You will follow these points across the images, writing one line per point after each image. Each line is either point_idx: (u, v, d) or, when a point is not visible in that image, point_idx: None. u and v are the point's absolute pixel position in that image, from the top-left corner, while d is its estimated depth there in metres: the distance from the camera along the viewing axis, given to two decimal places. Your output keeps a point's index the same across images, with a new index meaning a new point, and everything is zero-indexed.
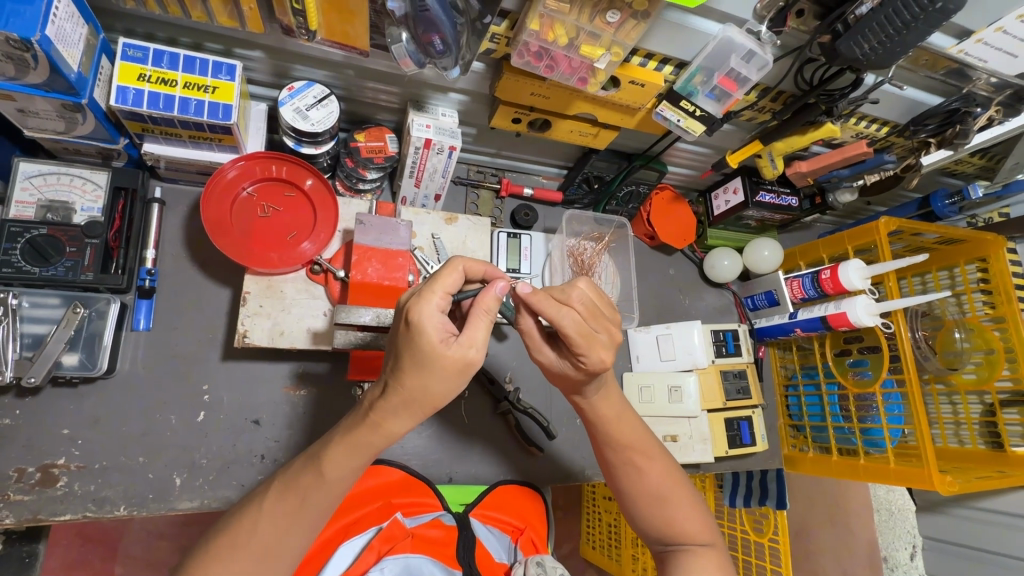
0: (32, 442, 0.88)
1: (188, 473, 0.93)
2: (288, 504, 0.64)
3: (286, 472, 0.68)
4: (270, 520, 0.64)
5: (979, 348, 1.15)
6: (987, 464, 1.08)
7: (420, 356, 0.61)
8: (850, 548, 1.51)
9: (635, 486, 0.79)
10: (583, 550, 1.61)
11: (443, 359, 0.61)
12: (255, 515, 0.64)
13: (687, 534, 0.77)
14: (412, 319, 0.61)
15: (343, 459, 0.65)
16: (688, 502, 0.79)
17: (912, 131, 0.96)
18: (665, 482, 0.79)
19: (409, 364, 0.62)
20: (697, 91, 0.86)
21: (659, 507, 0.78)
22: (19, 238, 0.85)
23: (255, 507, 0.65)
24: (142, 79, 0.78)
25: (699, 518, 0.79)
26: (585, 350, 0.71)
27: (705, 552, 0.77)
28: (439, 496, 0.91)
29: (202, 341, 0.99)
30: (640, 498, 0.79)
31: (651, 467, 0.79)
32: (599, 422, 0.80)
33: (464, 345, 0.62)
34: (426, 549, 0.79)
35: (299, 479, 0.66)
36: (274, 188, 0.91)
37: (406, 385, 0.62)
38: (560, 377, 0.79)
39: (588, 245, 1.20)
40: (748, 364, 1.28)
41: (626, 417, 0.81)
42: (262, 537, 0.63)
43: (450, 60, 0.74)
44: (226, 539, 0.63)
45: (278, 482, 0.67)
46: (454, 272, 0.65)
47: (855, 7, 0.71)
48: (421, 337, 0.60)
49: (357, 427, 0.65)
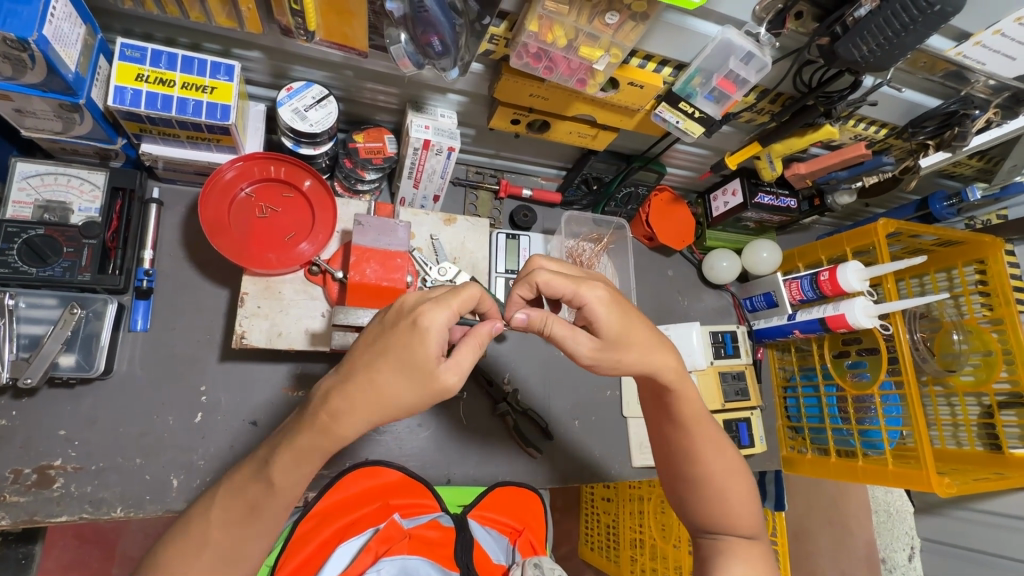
0: (28, 443, 0.88)
1: (185, 474, 0.93)
2: (235, 513, 0.63)
3: (235, 473, 0.66)
4: (221, 529, 0.63)
5: (976, 350, 1.15)
6: (984, 465, 1.09)
7: (410, 364, 0.60)
8: (846, 547, 1.47)
9: (696, 471, 0.78)
10: (582, 552, 1.60)
11: (428, 373, 0.60)
12: (204, 526, 0.63)
13: (737, 526, 0.78)
14: (420, 322, 0.60)
15: (289, 466, 0.61)
16: (745, 497, 0.79)
17: (911, 133, 0.96)
18: (727, 470, 0.79)
19: (392, 363, 0.60)
20: (695, 93, 0.86)
21: (716, 495, 0.78)
22: (16, 238, 0.85)
23: (202, 518, 0.64)
24: (140, 80, 0.78)
25: (751, 512, 0.79)
26: (574, 287, 0.72)
27: (750, 546, 0.78)
28: (437, 497, 0.89)
29: (200, 343, 0.98)
30: (701, 485, 0.78)
31: (715, 454, 0.78)
32: (672, 389, 0.76)
33: (453, 371, 0.61)
34: (423, 550, 0.82)
35: (246, 486, 0.63)
36: (273, 189, 0.91)
37: (376, 384, 0.60)
38: (590, 367, 0.71)
39: (587, 246, 1.19)
40: (747, 365, 1.27)
41: (695, 393, 0.78)
42: (217, 545, 0.62)
43: (449, 61, 0.74)
44: (177, 552, 0.62)
45: (225, 489, 0.65)
46: (475, 294, 0.66)
47: (854, 10, 0.70)
48: (421, 345, 0.60)
49: (308, 429, 0.61)
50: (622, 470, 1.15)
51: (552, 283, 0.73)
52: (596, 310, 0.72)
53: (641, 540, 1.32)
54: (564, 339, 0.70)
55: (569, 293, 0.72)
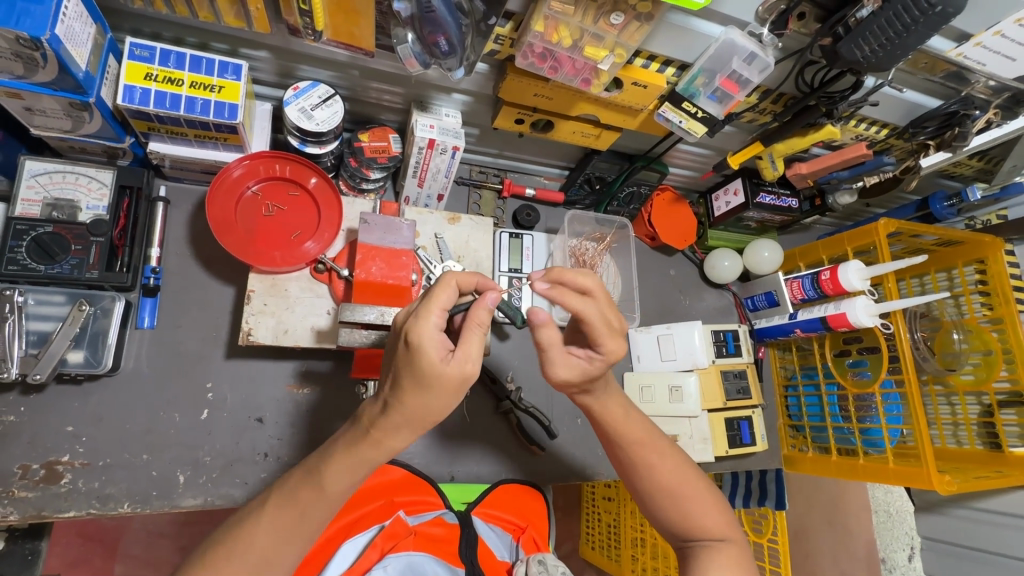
0: (36, 439, 0.88)
1: (191, 471, 0.93)
2: (286, 518, 0.64)
3: (283, 483, 0.68)
4: (268, 531, 0.63)
5: (976, 349, 1.16)
6: (986, 464, 1.09)
7: (422, 377, 0.61)
8: (846, 545, 1.49)
9: (645, 484, 0.79)
10: (583, 550, 1.61)
11: (442, 377, 0.61)
12: (254, 527, 0.64)
13: (701, 528, 0.77)
14: (411, 340, 0.61)
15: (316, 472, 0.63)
16: (702, 497, 0.78)
17: (912, 133, 0.97)
18: (675, 475, 0.79)
19: (409, 384, 0.62)
20: (698, 93, 0.87)
21: (670, 502, 0.78)
22: (25, 236, 0.86)
23: (249, 518, 0.65)
24: (149, 79, 0.79)
25: (713, 510, 0.78)
26: (604, 337, 0.72)
27: (722, 547, 0.75)
28: (440, 494, 0.92)
29: (205, 340, 0.99)
30: (654, 493, 0.79)
31: (660, 461, 0.79)
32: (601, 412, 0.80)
33: (462, 362, 0.62)
34: (428, 547, 0.80)
35: (290, 484, 0.67)
36: (278, 188, 0.91)
37: (407, 406, 0.62)
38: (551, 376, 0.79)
39: (589, 245, 1.20)
40: (748, 364, 1.28)
41: (626, 410, 0.82)
42: (261, 548, 0.63)
43: (455, 61, 0.76)
44: (224, 550, 0.62)
45: (274, 496, 0.66)
46: (447, 289, 0.64)
47: (856, 10, 0.71)
48: (421, 357, 0.60)
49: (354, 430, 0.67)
50: None
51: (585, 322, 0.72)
52: (598, 360, 0.74)
53: (642, 539, 1.32)
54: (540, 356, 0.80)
55: (592, 335, 0.73)
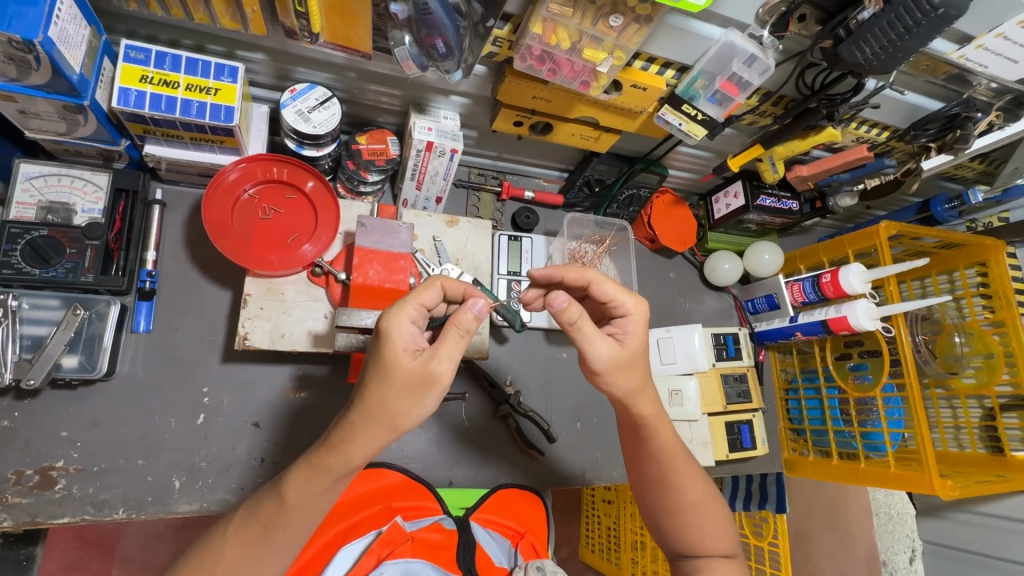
0: (30, 445, 0.87)
1: (187, 476, 0.93)
2: (248, 533, 0.64)
3: (273, 495, 0.65)
4: (234, 550, 0.63)
5: (978, 352, 1.15)
6: (988, 468, 1.08)
7: (382, 366, 0.61)
8: (847, 549, 1.46)
9: (669, 497, 0.77)
10: (582, 555, 1.61)
11: (401, 368, 0.60)
12: (219, 547, 0.63)
13: (710, 544, 0.76)
14: (379, 327, 0.62)
15: (305, 483, 0.63)
16: (719, 517, 0.78)
17: (913, 136, 0.97)
18: (701, 492, 0.78)
19: (371, 374, 0.62)
20: (698, 95, 0.86)
21: (692, 516, 0.77)
22: (19, 239, 0.85)
23: (219, 539, 0.65)
24: (144, 81, 0.78)
25: (725, 530, 0.78)
26: (621, 295, 0.75)
27: (726, 563, 0.75)
28: (439, 499, 0.91)
29: (202, 344, 0.98)
30: (674, 507, 0.77)
31: (690, 477, 0.78)
32: (647, 424, 0.76)
33: (426, 358, 0.61)
34: (425, 553, 0.79)
35: (262, 505, 0.65)
36: (275, 191, 0.90)
37: (367, 399, 0.61)
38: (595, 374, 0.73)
39: (589, 248, 1.18)
40: (748, 368, 1.27)
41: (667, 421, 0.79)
42: (228, 564, 0.62)
43: (452, 63, 0.74)
44: (191, 564, 0.63)
45: (241, 515, 0.66)
46: (429, 289, 0.67)
47: (857, 13, 0.70)
48: (384, 344, 0.61)
49: None
50: (624, 473, 1.15)
51: (598, 287, 0.76)
52: (629, 323, 0.75)
53: (642, 542, 1.32)
54: (589, 344, 0.71)
55: (608, 301, 0.76)
